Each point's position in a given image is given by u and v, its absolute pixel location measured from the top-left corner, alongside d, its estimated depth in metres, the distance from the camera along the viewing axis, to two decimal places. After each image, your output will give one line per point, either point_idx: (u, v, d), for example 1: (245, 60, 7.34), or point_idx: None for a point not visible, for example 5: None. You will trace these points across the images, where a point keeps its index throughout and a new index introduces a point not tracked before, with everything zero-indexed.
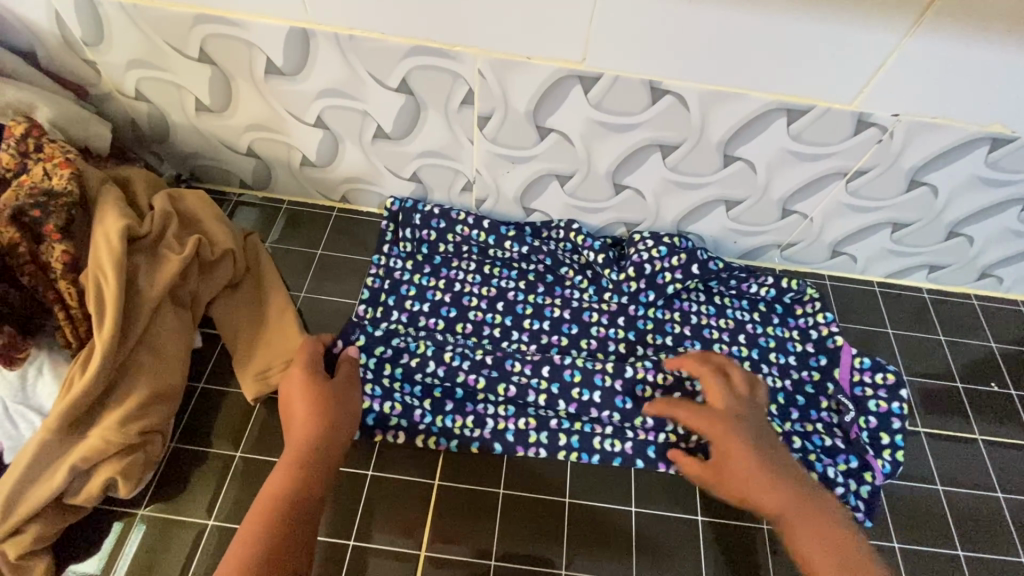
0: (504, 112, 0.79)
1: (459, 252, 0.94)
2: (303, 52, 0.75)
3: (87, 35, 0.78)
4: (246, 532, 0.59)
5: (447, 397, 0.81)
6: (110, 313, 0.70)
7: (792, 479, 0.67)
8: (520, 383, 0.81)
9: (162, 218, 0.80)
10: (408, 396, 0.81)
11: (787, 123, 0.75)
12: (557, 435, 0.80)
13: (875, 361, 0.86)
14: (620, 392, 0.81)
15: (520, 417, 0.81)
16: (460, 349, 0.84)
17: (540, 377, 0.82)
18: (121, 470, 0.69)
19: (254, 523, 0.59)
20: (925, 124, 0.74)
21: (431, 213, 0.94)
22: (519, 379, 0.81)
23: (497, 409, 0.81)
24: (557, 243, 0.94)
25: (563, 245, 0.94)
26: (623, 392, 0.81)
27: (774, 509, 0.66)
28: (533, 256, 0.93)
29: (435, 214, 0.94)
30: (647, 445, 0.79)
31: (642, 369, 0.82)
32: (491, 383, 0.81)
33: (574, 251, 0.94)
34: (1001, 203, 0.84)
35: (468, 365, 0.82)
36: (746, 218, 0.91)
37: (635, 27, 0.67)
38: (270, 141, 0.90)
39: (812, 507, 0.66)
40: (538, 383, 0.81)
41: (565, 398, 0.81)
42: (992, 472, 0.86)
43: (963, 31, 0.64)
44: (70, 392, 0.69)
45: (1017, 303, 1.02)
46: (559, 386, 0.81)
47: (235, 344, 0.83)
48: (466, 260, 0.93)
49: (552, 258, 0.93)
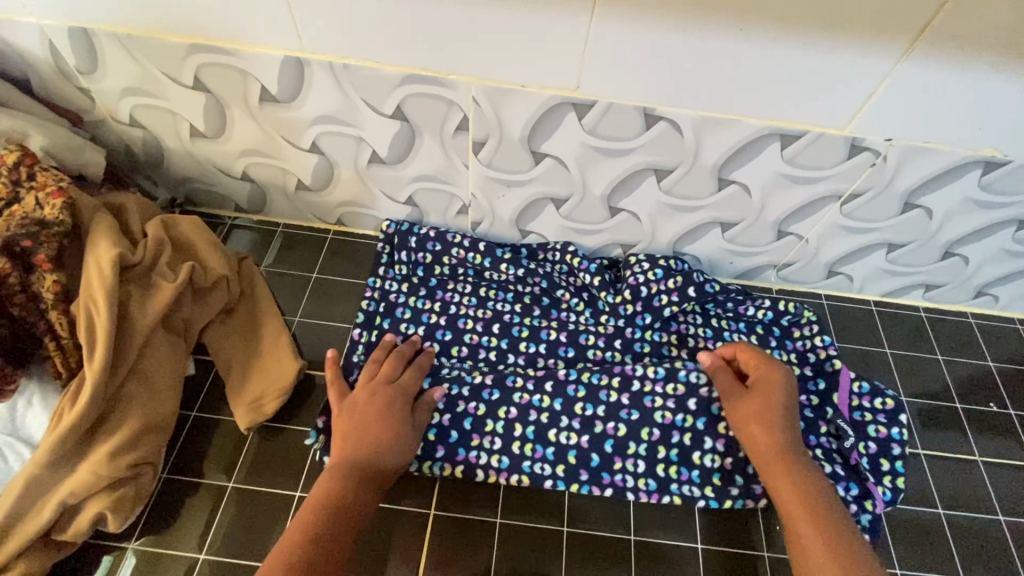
0: (499, 137, 0.79)
1: (454, 274, 0.93)
2: (298, 80, 0.75)
3: (81, 64, 0.77)
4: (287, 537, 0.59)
5: (439, 441, 0.79)
6: (102, 344, 0.69)
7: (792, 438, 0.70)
8: (520, 403, 0.81)
9: (155, 246, 0.79)
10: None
11: (780, 149, 0.76)
12: (560, 453, 0.79)
13: (874, 387, 0.85)
14: (624, 405, 0.80)
15: (515, 444, 0.79)
16: (456, 372, 0.83)
17: (542, 394, 0.81)
18: (111, 504, 0.68)
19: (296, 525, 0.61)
20: (918, 148, 0.74)
21: (426, 236, 0.94)
22: (521, 395, 0.81)
23: (491, 458, 0.78)
24: (553, 266, 0.94)
25: (559, 268, 0.94)
26: (630, 405, 0.80)
27: (766, 452, 0.70)
28: (529, 279, 0.92)
29: (430, 237, 0.94)
30: (656, 464, 0.78)
31: (649, 381, 0.82)
32: (491, 407, 0.81)
33: (571, 272, 0.93)
34: (995, 224, 0.85)
35: (467, 392, 0.81)
36: (741, 239, 0.91)
37: (627, 57, 0.67)
38: (264, 166, 0.90)
39: (806, 476, 0.67)
40: (541, 401, 0.81)
41: (568, 414, 0.80)
42: (993, 494, 0.86)
43: (954, 59, 0.64)
44: (59, 425, 0.68)
45: (1013, 321, 1.02)
46: (561, 403, 0.81)
47: (229, 370, 0.82)
48: (461, 283, 0.92)
49: (547, 280, 0.92)
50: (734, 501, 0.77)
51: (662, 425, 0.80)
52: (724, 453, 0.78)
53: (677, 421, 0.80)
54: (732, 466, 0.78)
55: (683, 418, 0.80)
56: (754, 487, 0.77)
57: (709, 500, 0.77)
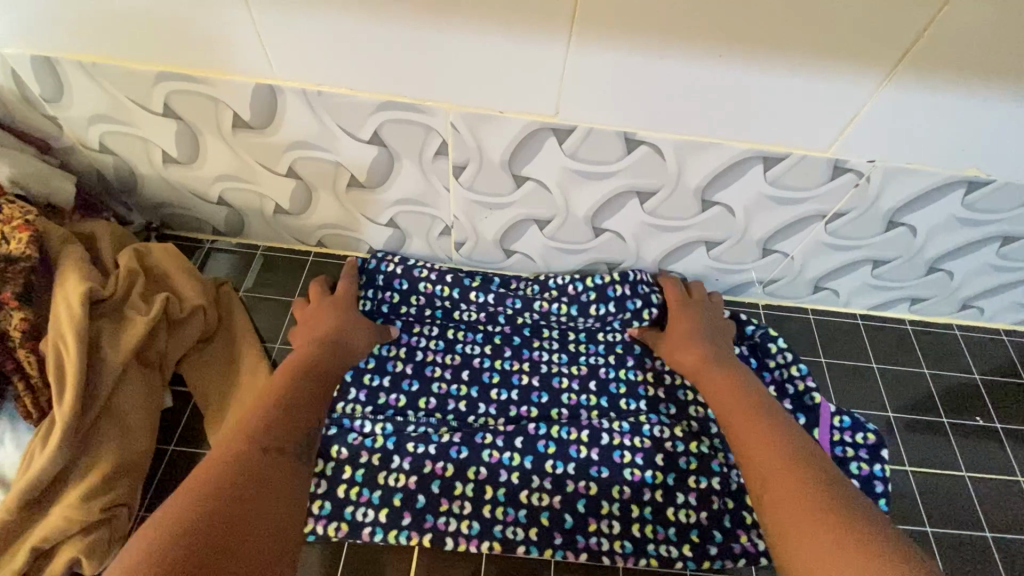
0: (479, 161, 0.77)
1: (421, 316, 0.93)
2: (271, 107, 0.73)
3: (47, 92, 0.75)
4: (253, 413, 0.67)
5: (406, 508, 0.77)
6: (72, 381, 0.68)
7: (710, 345, 0.85)
8: (490, 462, 0.80)
9: (127, 277, 0.78)
10: (365, 505, 0.77)
11: (763, 171, 0.75)
12: (531, 513, 0.77)
13: (855, 420, 0.86)
14: (595, 461, 0.80)
15: (485, 507, 0.77)
16: (422, 430, 0.82)
17: (513, 451, 0.80)
18: (84, 548, 0.65)
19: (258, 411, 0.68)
20: (901, 169, 0.74)
21: (394, 273, 0.93)
22: (490, 452, 0.80)
23: (461, 525, 0.76)
24: (527, 287, 0.94)
25: (534, 287, 0.93)
26: (600, 461, 0.80)
27: (692, 363, 0.84)
28: (497, 318, 0.92)
29: (397, 274, 0.93)
30: (631, 523, 0.78)
31: (617, 434, 0.82)
32: (460, 467, 0.79)
33: (544, 291, 0.93)
34: (980, 240, 0.84)
35: (434, 451, 0.80)
36: (726, 257, 0.91)
37: (606, 82, 0.66)
38: (241, 191, 0.88)
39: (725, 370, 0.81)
40: (511, 459, 0.80)
41: (539, 473, 0.79)
42: (981, 510, 0.86)
43: (937, 83, 0.63)
44: (29, 469, 0.66)
45: (999, 333, 1.03)
46: (532, 460, 0.80)
47: (207, 402, 0.80)
48: (428, 325, 0.92)
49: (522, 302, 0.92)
50: (712, 560, 0.77)
51: (632, 482, 0.79)
52: (698, 507, 0.79)
53: (647, 478, 0.80)
54: (708, 521, 0.78)
55: (653, 475, 0.80)
56: (731, 545, 0.77)
57: (686, 560, 0.77)
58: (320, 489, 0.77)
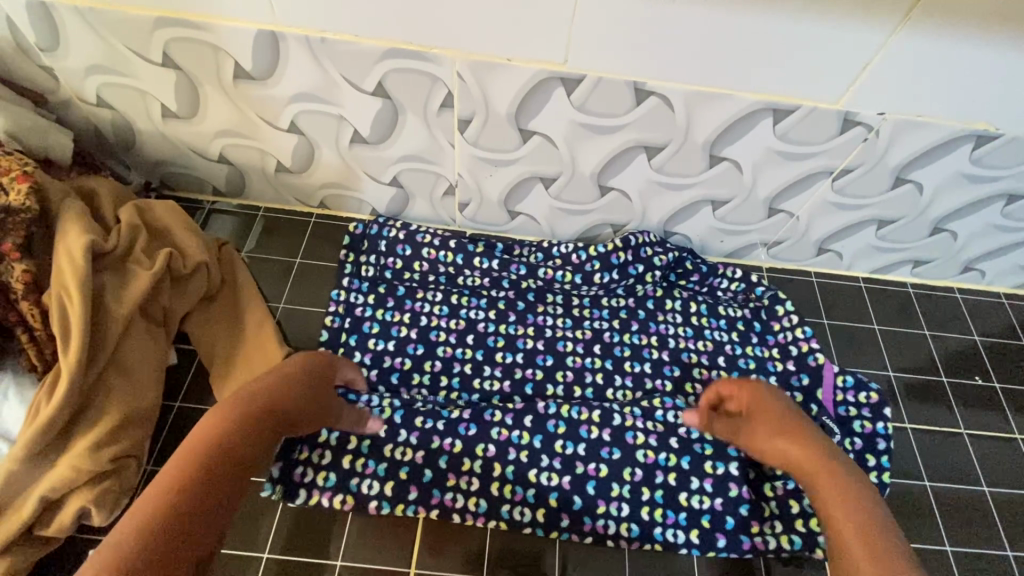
0: (485, 115, 0.76)
1: (424, 282, 0.92)
2: (274, 55, 0.72)
3: (42, 41, 0.73)
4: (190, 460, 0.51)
5: (412, 482, 0.75)
6: (76, 334, 0.67)
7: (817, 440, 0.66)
8: (499, 440, 0.77)
9: (129, 231, 0.77)
10: (369, 477, 0.75)
11: (773, 124, 0.74)
12: (540, 494, 0.76)
13: (858, 380, 0.86)
14: (606, 442, 0.78)
15: (493, 485, 0.76)
16: (430, 407, 0.80)
17: (522, 429, 0.78)
18: (93, 498, 0.66)
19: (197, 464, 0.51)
20: (911, 122, 0.73)
21: (396, 239, 0.93)
22: (499, 430, 0.78)
23: (468, 502, 0.75)
24: (529, 254, 0.94)
25: (536, 255, 0.94)
26: (611, 442, 0.78)
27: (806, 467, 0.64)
28: (502, 284, 0.92)
29: (400, 239, 0.93)
30: (640, 507, 0.76)
31: (629, 416, 0.80)
32: (469, 444, 0.77)
33: (547, 259, 0.94)
34: (985, 198, 0.84)
35: (442, 428, 0.78)
36: (732, 216, 0.90)
37: (616, 28, 0.65)
38: (242, 148, 0.87)
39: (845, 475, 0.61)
40: (520, 438, 0.78)
41: (549, 452, 0.77)
42: (978, 465, 0.88)
43: (953, 28, 0.62)
44: (36, 419, 0.66)
45: (999, 297, 1.03)
46: (541, 440, 0.78)
47: (212, 359, 0.80)
48: (431, 291, 0.91)
49: (526, 268, 0.93)
50: (718, 551, 0.74)
51: (644, 465, 0.77)
52: (713, 494, 0.76)
53: (661, 460, 0.77)
54: (723, 507, 0.76)
55: (667, 457, 0.78)
56: (741, 540, 0.75)
57: (692, 547, 0.75)
58: (324, 461, 0.75)
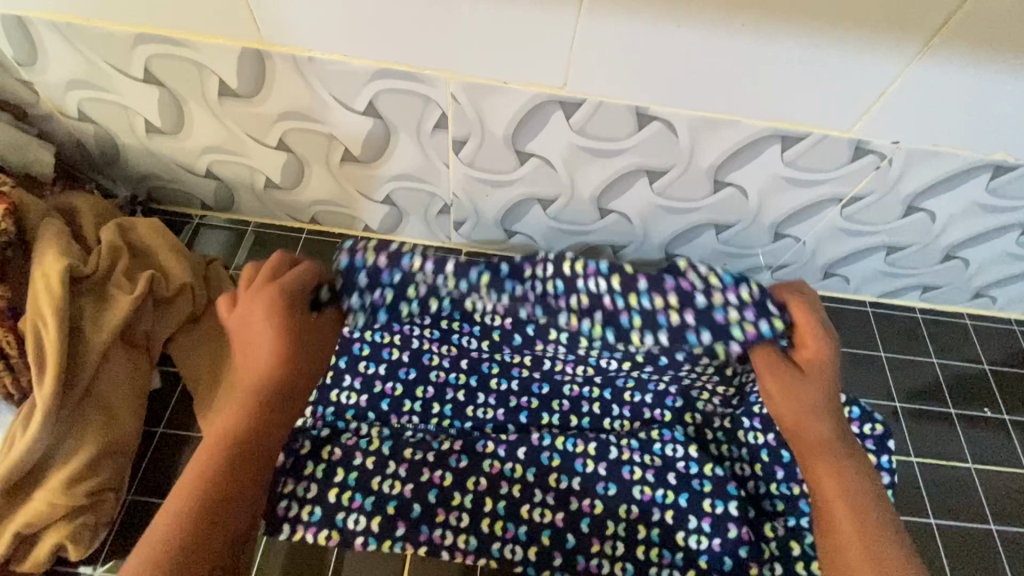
0: (480, 137, 0.73)
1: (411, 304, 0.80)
2: (260, 74, 0.69)
3: (19, 55, 0.70)
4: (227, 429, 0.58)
5: (400, 517, 0.72)
6: (52, 363, 0.65)
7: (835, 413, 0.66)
8: (491, 473, 0.76)
9: (110, 253, 0.74)
10: (356, 512, 0.72)
11: (780, 151, 0.71)
12: (533, 529, 0.74)
13: (864, 411, 0.81)
14: (601, 477, 0.76)
15: (484, 521, 0.74)
16: (420, 436, 0.79)
17: (515, 462, 0.76)
18: (70, 534, 0.63)
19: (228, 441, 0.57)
20: (926, 151, 0.70)
21: (377, 266, 0.71)
22: (491, 463, 0.76)
23: (457, 539, 0.73)
24: (543, 283, 0.74)
25: (552, 283, 0.74)
26: (607, 477, 0.76)
27: (818, 442, 0.64)
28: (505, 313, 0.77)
29: (381, 267, 0.71)
30: (635, 546, 0.74)
31: (627, 449, 0.78)
32: (459, 477, 0.75)
33: (569, 290, 0.73)
34: (1000, 227, 0.81)
35: (432, 459, 0.76)
36: (736, 240, 0.87)
37: (618, 51, 0.62)
38: (230, 164, 0.84)
39: (844, 455, 0.64)
40: (513, 471, 0.76)
41: (542, 486, 0.75)
42: (986, 502, 0.85)
43: (975, 58, 0.59)
44: (11, 452, 0.64)
45: (1010, 323, 1.00)
46: (535, 473, 0.76)
47: (196, 384, 0.77)
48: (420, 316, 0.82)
49: (540, 305, 0.75)
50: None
51: (641, 502, 0.75)
52: (711, 534, 0.73)
53: (657, 497, 0.75)
54: (721, 548, 0.73)
55: (664, 494, 0.75)
56: None
57: None
58: (310, 494, 0.72)
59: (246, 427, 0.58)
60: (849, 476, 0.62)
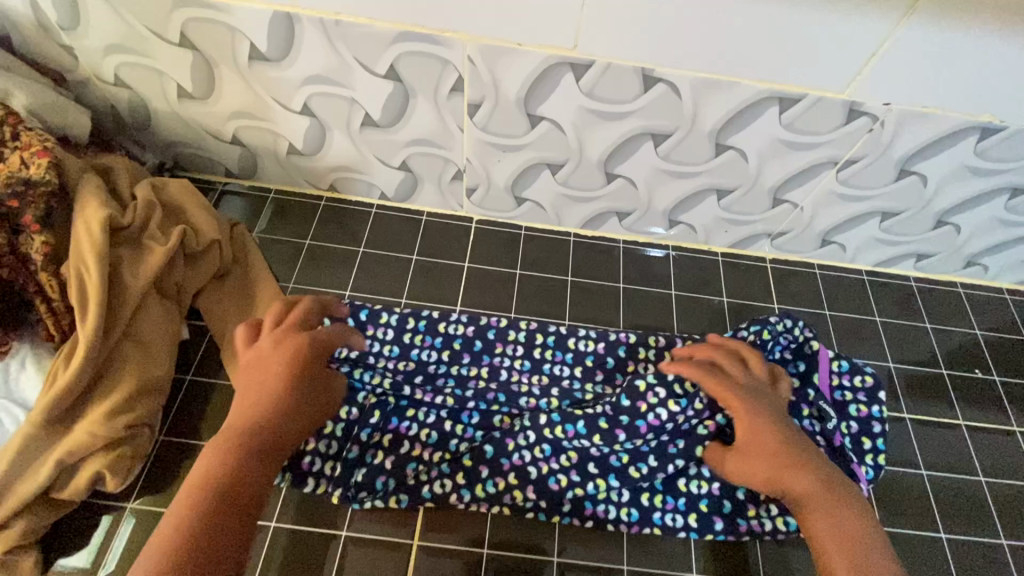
0: (495, 100, 0.77)
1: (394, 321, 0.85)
2: (289, 37, 0.73)
3: (63, 19, 0.75)
4: (205, 487, 0.54)
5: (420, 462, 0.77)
6: (93, 304, 0.69)
7: (813, 464, 0.65)
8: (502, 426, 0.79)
9: (144, 208, 0.79)
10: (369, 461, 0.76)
11: (779, 112, 0.75)
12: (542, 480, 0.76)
13: (853, 364, 0.86)
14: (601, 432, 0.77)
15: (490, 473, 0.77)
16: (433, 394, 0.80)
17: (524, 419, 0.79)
18: (108, 464, 0.68)
19: (199, 500, 0.53)
20: (916, 113, 0.74)
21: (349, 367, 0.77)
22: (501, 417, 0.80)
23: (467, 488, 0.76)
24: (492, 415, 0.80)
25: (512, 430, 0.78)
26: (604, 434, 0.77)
27: (804, 494, 0.64)
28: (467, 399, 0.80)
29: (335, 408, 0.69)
30: (640, 493, 0.78)
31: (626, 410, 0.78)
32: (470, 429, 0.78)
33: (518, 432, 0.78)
34: (988, 191, 0.85)
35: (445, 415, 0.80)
36: (737, 207, 0.91)
37: (624, 14, 0.66)
38: (255, 129, 0.88)
39: (848, 511, 0.62)
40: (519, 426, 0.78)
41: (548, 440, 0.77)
42: (976, 457, 0.88)
43: (957, 20, 0.63)
44: (53, 386, 0.68)
45: (1001, 292, 1.04)
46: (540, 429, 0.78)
47: (223, 335, 0.82)
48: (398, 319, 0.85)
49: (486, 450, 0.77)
50: (716, 534, 0.76)
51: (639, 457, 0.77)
52: (710, 479, 0.78)
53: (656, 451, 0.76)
54: (720, 492, 0.77)
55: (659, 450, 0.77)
56: (737, 522, 0.76)
57: (690, 530, 0.76)
58: (331, 450, 0.76)
59: (225, 481, 0.55)
60: (844, 511, 0.62)
